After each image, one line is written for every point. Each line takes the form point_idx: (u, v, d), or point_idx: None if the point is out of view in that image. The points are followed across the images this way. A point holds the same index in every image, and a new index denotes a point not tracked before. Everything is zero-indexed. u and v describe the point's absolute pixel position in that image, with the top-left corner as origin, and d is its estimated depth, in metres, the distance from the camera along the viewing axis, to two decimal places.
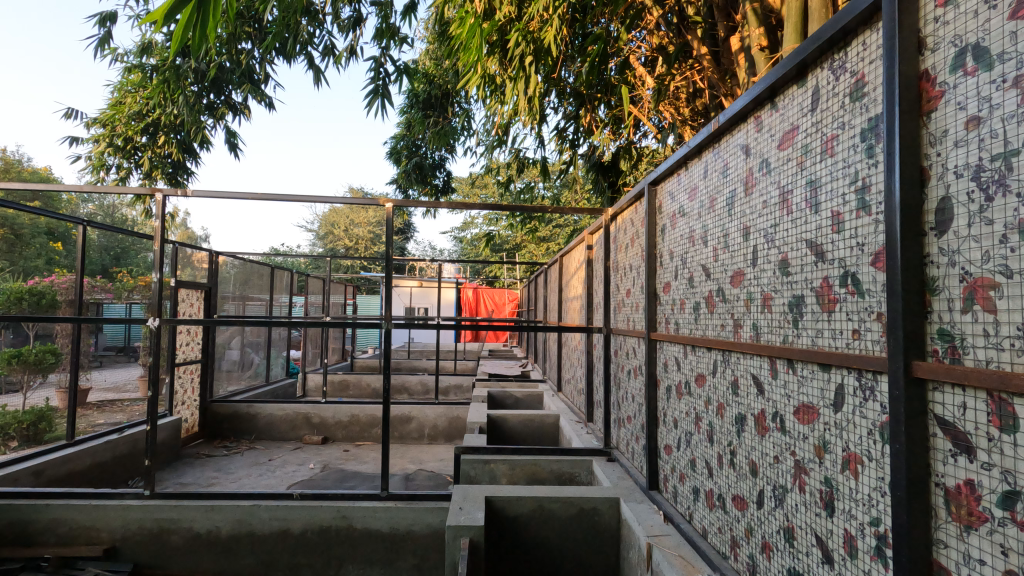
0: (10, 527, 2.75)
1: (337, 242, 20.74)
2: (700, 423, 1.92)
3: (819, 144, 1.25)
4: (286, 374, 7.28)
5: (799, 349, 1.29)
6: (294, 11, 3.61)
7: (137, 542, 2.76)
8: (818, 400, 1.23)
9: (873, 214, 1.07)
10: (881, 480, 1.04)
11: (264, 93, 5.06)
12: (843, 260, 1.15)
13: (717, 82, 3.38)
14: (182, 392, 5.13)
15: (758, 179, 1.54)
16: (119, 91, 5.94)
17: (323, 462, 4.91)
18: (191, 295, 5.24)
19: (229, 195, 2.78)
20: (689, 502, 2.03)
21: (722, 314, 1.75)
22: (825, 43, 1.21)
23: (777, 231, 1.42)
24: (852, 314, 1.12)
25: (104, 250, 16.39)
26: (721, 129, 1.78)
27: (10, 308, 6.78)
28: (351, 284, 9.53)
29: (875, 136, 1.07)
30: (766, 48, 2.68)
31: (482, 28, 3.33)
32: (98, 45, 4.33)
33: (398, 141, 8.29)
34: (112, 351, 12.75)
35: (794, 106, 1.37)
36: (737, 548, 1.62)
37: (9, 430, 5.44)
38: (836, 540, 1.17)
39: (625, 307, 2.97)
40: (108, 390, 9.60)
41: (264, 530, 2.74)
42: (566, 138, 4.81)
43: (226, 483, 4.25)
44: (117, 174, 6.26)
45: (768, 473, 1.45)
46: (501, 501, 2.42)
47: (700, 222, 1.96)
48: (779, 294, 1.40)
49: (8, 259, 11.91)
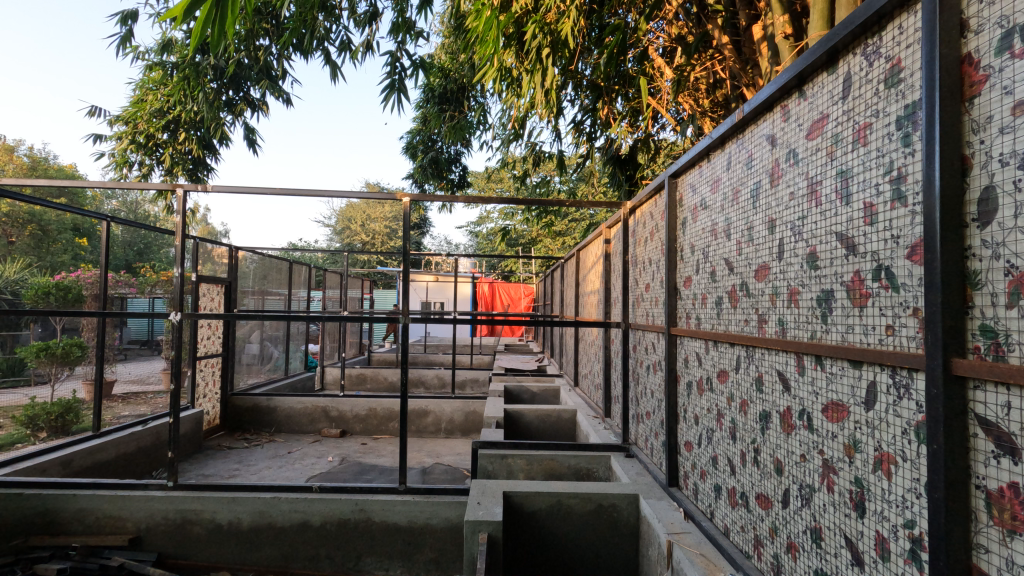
0: (40, 516, 2.83)
1: (354, 236, 20.91)
2: (722, 420, 1.89)
3: (851, 133, 1.21)
4: (305, 367, 7.36)
5: (829, 345, 1.25)
6: (309, 7, 3.64)
7: (162, 532, 2.81)
8: (848, 397, 1.20)
9: (909, 205, 1.02)
10: (916, 480, 1.00)
11: (281, 89, 5.10)
12: (875, 253, 1.12)
13: (739, 72, 3.33)
14: (204, 385, 5.22)
15: (785, 170, 1.49)
16: (140, 88, 6.00)
17: (341, 455, 4.97)
18: (212, 290, 5.32)
19: (250, 189, 2.78)
20: (710, 499, 1.99)
21: (745, 310, 1.72)
22: (858, 27, 1.17)
23: (804, 224, 1.38)
24: (885, 309, 1.09)
25: (128, 246, 16.79)
26: (746, 119, 1.73)
27: (37, 302, 6.95)
28: (368, 279, 9.60)
29: (912, 124, 1.02)
30: (790, 36, 2.60)
31: (499, 21, 3.28)
32: (120, 44, 4.40)
33: (414, 135, 8.30)
34: (136, 345, 13.05)
35: (824, 94, 1.32)
36: (761, 548, 1.59)
37: (37, 421, 5.58)
38: (868, 542, 1.13)
39: (644, 301, 2.92)
40: (132, 382, 9.82)
41: (284, 522, 2.77)
42: (583, 131, 4.75)
43: (246, 475, 4.32)
44: (140, 171, 6.35)
45: (794, 472, 1.42)
46: (519, 497, 2.42)
47: (723, 215, 1.92)
48: (807, 290, 1.36)
49: (36, 255, 12.26)
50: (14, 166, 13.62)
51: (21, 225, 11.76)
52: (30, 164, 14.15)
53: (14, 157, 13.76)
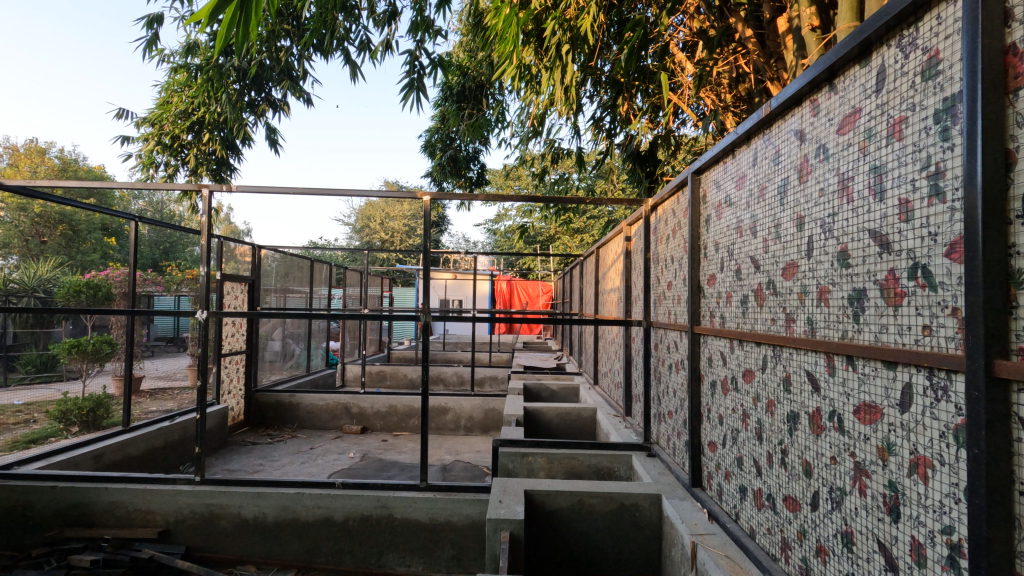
0: (73, 508, 2.90)
1: (373, 235, 21.15)
2: (748, 420, 1.86)
3: (885, 127, 1.17)
4: (325, 365, 7.46)
5: (861, 345, 1.22)
6: (330, 7, 3.68)
7: (190, 525, 2.87)
8: (882, 399, 1.17)
9: (948, 201, 0.99)
10: (954, 485, 0.98)
11: (302, 89, 5.17)
12: (911, 251, 1.08)
13: (763, 66, 3.27)
14: (228, 382, 5.31)
15: (814, 166, 1.46)
16: (166, 90, 6.10)
17: (362, 452, 5.02)
18: (236, 288, 5.40)
19: (274, 189, 2.82)
20: (735, 500, 1.97)
21: (772, 308, 1.68)
22: (893, 18, 1.14)
23: (835, 221, 1.35)
24: (922, 308, 1.05)
25: (153, 245, 17.22)
26: (773, 114, 1.69)
27: (70, 300, 7.14)
28: (387, 277, 9.64)
29: (951, 117, 0.99)
30: (817, 29, 2.54)
31: (518, 18, 3.26)
32: (146, 47, 4.49)
33: (432, 134, 8.32)
34: (162, 342, 13.33)
35: (856, 87, 1.29)
36: (788, 550, 1.56)
37: (69, 416, 5.73)
38: (902, 547, 1.10)
39: (666, 299, 2.89)
40: (159, 379, 10.02)
41: (308, 517, 2.81)
42: (602, 127, 4.71)
43: (270, 470, 4.39)
44: (166, 172, 6.46)
45: (824, 474, 1.39)
46: (540, 495, 2.42)
47: (749, 212, 1.88)
48: (837, 288, 1.33)
49: (67, 255, 12.63)
50: (45, 167, 14.08)
51: (53, 225, 12.19)
52: (61, 166, 14.54)
53: (45, 159, 14.18)
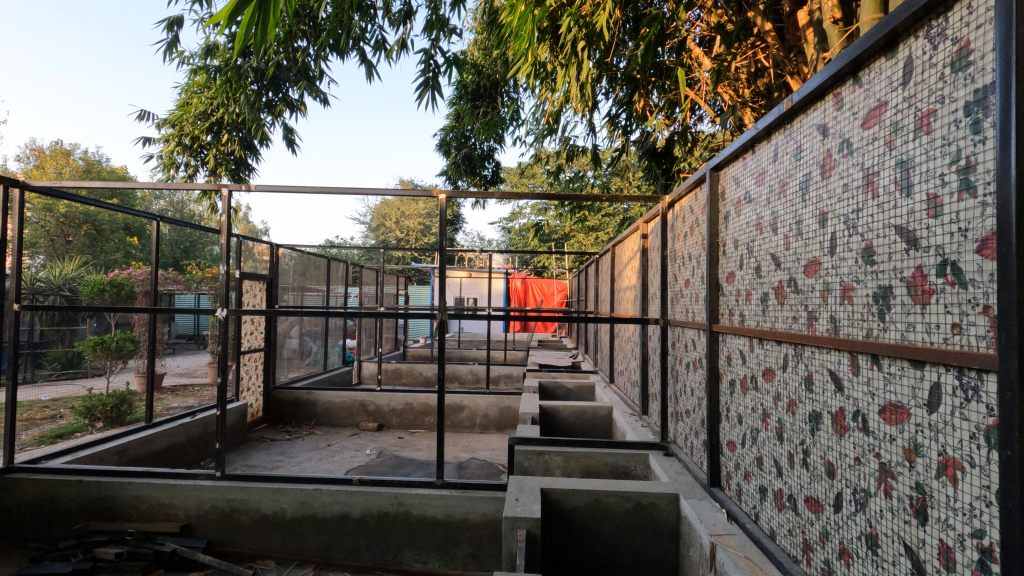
0: (98, 502, 2.97)
1: (388, 235, 21.41)
2: (768, 420, 1.83)
3: (912, 121, 1.14)
4: (342, 362, 7.52)
5: (887, 344, 1.19)
6: (346, 7, 3.71)
7: (211, 519, 2.92)
8: (909, 399, 1.14)
9: (979, 196, 0.96)
10: (984, 488, 0.95)
11: (319, 89, 5.21)
12: (940, 247, 1.06)
13: (783, 60, 3.21)
14: (247, 379, 5.38)
15: (838, 161, 1.43)
16: (186, 92, 6.19)
17: (379, 449, 5.05)
18: (255, 286, 5.47)
19: (294, 188, 2.85)
20: (754, 501, 1.94)
21: (793, 306, 1.66)
22: (921, 9, 1.10)
23: (859, 217, 1.32)
24: (951, 306, 1.03)
25: (174, 244, 17.57)
26: (795, 108, 1.66)
27: (94, 298, 7.28)
28: (402, 276, 9.67)
29: (983, 109, 0.96)
30: (840, 21, 2.51)
31: (534, 15, 3.25)
32: (167, 49, 4.57)
33: (446, 133, 8.34)
34: (183, 339, 13.52)
35: (881, 80, 1.26)
36: (810, 552, 1.54)
37: (94, 411, 5.85)
38: (930, 551, 1.08)
39: (684, 297, 2.86)
40: (180, 376, 10.17)
41: (326, 513, 2.84)
42: (618, 124, 4.68)
43: (288, 466, 4.45)
44: (186, 172, 6.54)
45: (847, 475, 1.36)
46: (557, 493, 2.41)
47: (769, 208, 1.85)
48: (862, 286, 1.30)
49: (91, 254, 12.92)
50: (70, 168, 14.39)
51: (77, 225, 12.50)
52: (86, 167, 14.84)
53: (70, 161, 14.52)
